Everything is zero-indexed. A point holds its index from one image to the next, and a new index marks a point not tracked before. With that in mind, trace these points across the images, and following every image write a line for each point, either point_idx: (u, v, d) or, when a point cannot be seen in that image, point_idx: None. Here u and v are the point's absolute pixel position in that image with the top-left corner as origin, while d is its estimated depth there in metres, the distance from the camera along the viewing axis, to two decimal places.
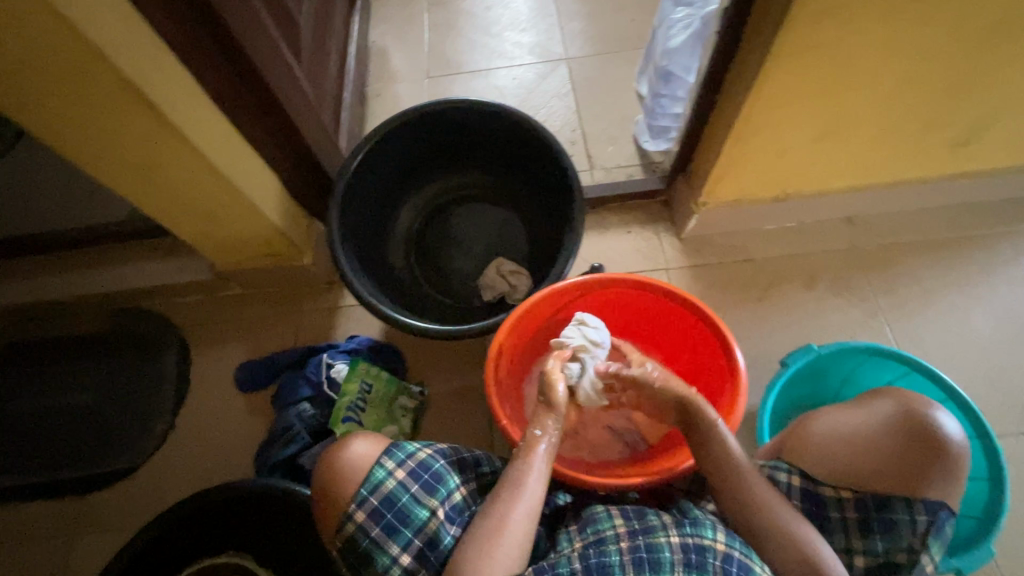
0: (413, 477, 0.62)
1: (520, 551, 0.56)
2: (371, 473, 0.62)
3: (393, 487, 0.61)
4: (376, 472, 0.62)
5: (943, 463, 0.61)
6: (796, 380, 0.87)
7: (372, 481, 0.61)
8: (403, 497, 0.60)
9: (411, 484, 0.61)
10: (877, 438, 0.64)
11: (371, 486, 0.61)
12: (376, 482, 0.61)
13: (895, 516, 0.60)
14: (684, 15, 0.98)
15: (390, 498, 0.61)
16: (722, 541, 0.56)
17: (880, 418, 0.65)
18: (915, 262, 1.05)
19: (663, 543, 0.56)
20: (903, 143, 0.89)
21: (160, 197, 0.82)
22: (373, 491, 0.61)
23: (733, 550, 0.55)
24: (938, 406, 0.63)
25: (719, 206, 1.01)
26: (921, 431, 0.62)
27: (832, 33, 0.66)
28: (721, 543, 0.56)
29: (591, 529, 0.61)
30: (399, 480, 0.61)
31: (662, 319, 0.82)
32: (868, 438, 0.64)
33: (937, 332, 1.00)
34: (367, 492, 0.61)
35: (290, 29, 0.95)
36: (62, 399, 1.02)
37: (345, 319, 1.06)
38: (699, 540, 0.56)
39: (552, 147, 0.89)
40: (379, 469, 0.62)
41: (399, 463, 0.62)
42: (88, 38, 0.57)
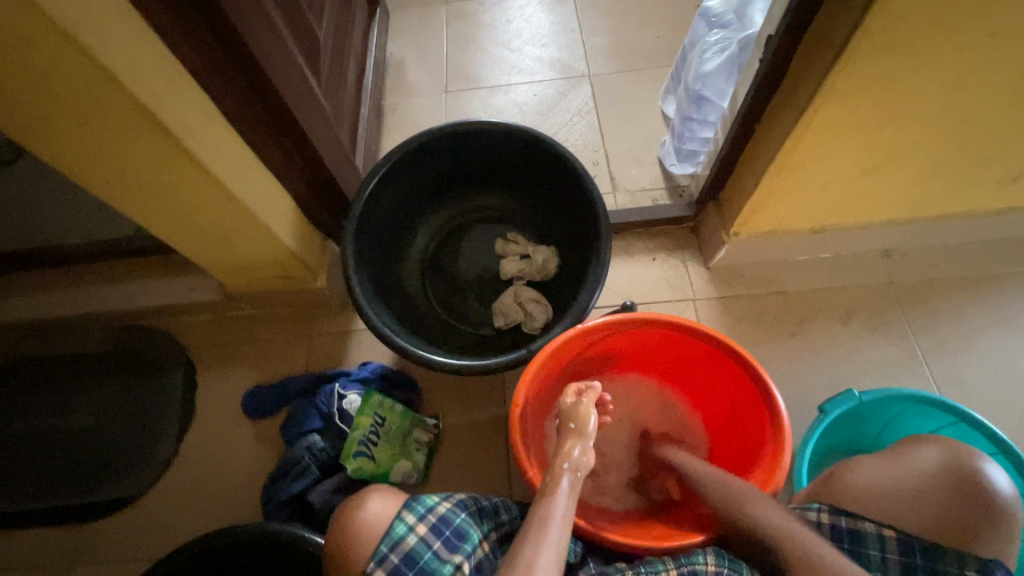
0: (435, 532, 0.57)
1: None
2: (391, 528, 0.57)
3: (415, 543, 0.56)
4: (397, 527, 0.57)
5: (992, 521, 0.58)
6: (833, 425, 0.82)
7: (392, 536, 0.56)
8: (426, 554, 0.56)
9: (433, 540, 0.57)
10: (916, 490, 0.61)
11: (391, 541, 0.56)
12: (396, 538, 0.57)
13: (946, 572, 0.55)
14: (718, 38, 0.95)
15: (411, 556, 0.56)
16: (712, 563, 0.56)
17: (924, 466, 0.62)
18: (956, 298, 1.00)
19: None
20: (952, 177, 0.84)
21: (171, 219, 0.78)
22: (393, 547, 0.56)
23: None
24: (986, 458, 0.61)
25: (752, 237, 0.96)
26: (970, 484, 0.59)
27: (891, 66, 0.62)
28: (712, 566, 0.56)
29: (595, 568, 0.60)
30: (421, 535, 0.57)
31: (698, 362, 0.78)
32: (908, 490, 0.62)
33: (980, 374, 0.95)
34: (387, 549, 0.56)
35: (309, 44, 0.91)
36: (63, 421, 0.99)
37: (358, 344, 1.02)
38: (692, 568, 0.56)
39: (577, 173, 0.85)
40: (399, 523, 0.57)
41: (420, 516, 0.58)
42: (100, 61, 0.53)
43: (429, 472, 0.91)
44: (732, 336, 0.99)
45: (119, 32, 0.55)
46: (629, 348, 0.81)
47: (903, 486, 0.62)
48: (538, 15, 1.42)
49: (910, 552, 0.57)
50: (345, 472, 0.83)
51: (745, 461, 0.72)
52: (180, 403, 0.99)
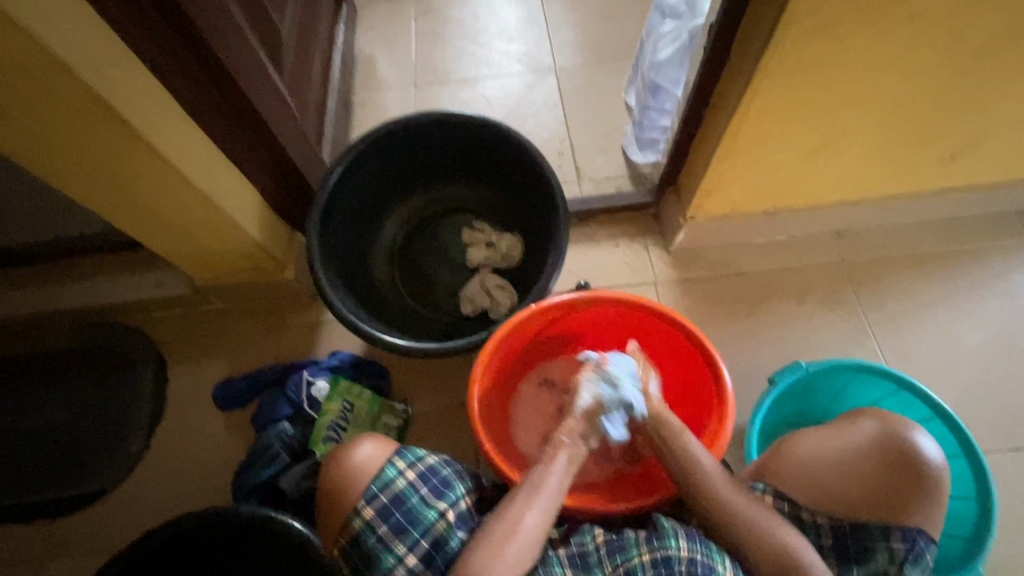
0: (422, 479, 0.62)
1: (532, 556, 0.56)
2: (381, 471, 0.61)
3: (404, 486, 0.61)
4: (386, 471, 0.61)
5: (924, 489, 0.59)
6: (785, 397, 0.87)
7: (382, 479, 0.61)
8: (412, 498, 0.60)
9: (420, 486, 0.61)
10: (852, 468, 0.62)
11: (382, 483, 0.61)
12: (386, 480, 0.61)
13: (873, 549, 0.59)
14: (672, 28, 1.02)
15: (399, 498, 0.60)
16: (687, 549, 0.55)
17: (864, 441, 0.63)
18: (904, 276, 1.05)
19: (636, 563, 0.55)
20: (893, 159, 0.88)
21: (134, 212, 0.79)
22: (383, 488, 0.60)
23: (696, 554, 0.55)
24: (918, 428, 0.62)
25: (709, 220, 1.00)
26: (905, 457, 0.61)
27: (821, 50, 0.65)
28: (685, 551, 0.55)
29: (576, 540, 0.61)
30: (410, 480, 0.61)
31: (652, 339, 0.81)
32: (843, 468, 0.62)
33: (927, 346, 0.99)
34: (377, 490, 0.60)
35: (271, 38, 0.93)
36: (32, 419, 0.99)
37: (328, 335, 1.04)
38: (665, 553, 0.55)
39: (537, 159, 0.88)
40: (389, 467, 0.62)
41: (409, 464, 0.62)
42: (53, 52, 0.54)
43: None
44: (693, 317, 1.03)
45: (71, 24, 0.56)
46: (587, 328, 0.84)
47: (838, 466, 0.63)
48: (505, 10, 1.45)
49: (841, 536, 0.61)
50: (315, 458, 0.86)
51: (696, 431, 0.75)
52: (152, 396, 1.00)
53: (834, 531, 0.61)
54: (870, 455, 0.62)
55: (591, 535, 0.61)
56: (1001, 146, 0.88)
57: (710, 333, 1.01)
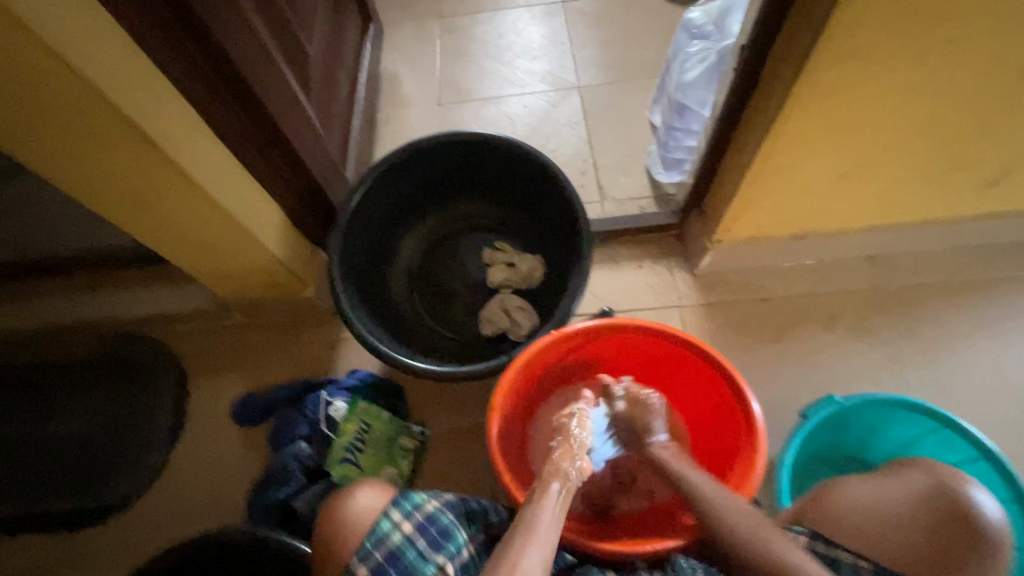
0: (419, 531, 0.59)
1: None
2: (376, 525, 0.59)
3: (399, 541, 0.58)
4: (382, 524, 0.59)
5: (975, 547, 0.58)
6: (817, 432, 0.82)
7: (377, 533, 0.59)
8: (409, 553, 0.58)
9: (417, 539, 0.59)
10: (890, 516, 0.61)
11: (376, 539, 0.59)
12: (381, 535, 0.59)
13: None
14: (699, 49, 1.00)
15: (395, 554, 0.58)
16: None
17: (914, 491, 0.62)
18: (942, 304, 1.00)
19: None
20: (932, 183, 0.84)
21: (161, 230, 0.80)
22: (378, 544, 0.58)
23: None
24: (974, 483, 0.60)
25: (734, 244, 0.97)
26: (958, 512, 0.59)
27: (856, 75, 0.63)
28: None
29: None
30: (405, 534, 0.59)
31: (678, 369, 0.78)
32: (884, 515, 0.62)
33: (965, 380, 0.94)
34: (372, 546, 0.58)
35: (298, 59, 0.94)
36: (55, 430, 1.00)
37: (346, 352, 1.03)
38: None
39: (560, 180, 0.87)
40: (385, 520, 0.59)
41: (405, 514, 0.60)
42: (90, 80, 0.56)
43: (415, 477, 0.92)
44: (716, 343, 1.00)
45: (106, 49, 0.57)
46: (610, 356, 0.82)
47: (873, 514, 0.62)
48: (530, 29, 1.45)
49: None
50: (330, 479, 0.85)
51: (721, 465, 0.72)
52: (171, 410, 1.00)
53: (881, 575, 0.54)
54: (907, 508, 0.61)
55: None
56: None
57: (735, 360, 0.97)
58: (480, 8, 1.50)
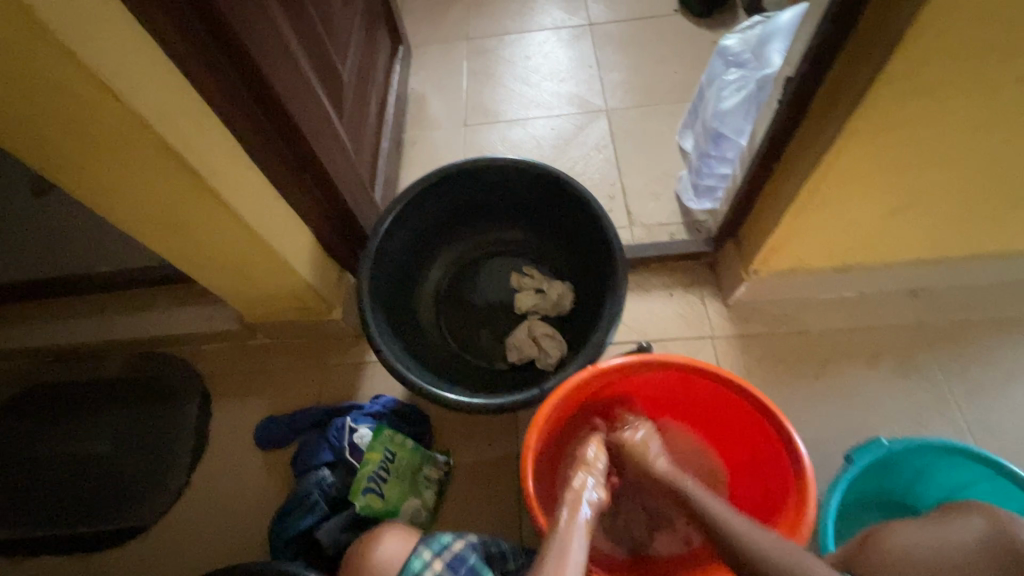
0: (450, 567, 0.63)
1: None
2: (409, 562, 0.64)
3: None
4: (413, 561, 0.64)
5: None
6: (862, 477, 0.78)
7: (409, 571, 0.63)
8: None
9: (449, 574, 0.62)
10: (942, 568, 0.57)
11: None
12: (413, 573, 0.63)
13: None
14: (736, 78, 0.99)
15: None
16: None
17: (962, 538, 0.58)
18: (990, 343, 0.96)
19: None
20: (985, 219, 0.81)
21: (193, 253, 0.80)
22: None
23: None
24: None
25: (771, 275, 0.94)
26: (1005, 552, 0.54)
27: (913, 111, 0.61)
28: None
29: None
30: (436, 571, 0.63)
31: (718, 408, 0.75)
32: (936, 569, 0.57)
33: (1017, 423, 0.90)
34: None
35: (333, 84, 0.94)
36: (78, 448, 1.00)
37: (371, 377, 1.02)
38: None
39: (593, 208, 0.85)
40: (416, 557, 0.64)
41: (435, 552, 0.64)
42: (135, 110, 0.56)
43: (439, 509, 0.90)
44: (751, 377, 0.96)
45: (152, 79, 0.57)
46: (646, 390, 0.79)
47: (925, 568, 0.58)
48: (557, 52, 1.45)
49: None
50: (354, 510, 0.81)
51: (765, 511, 0.69)
52: (194, 432, 1.00)
53: None
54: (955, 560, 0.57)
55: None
56: None
57: (771, 396, 0.94)
58: (508, 30, 1.51)
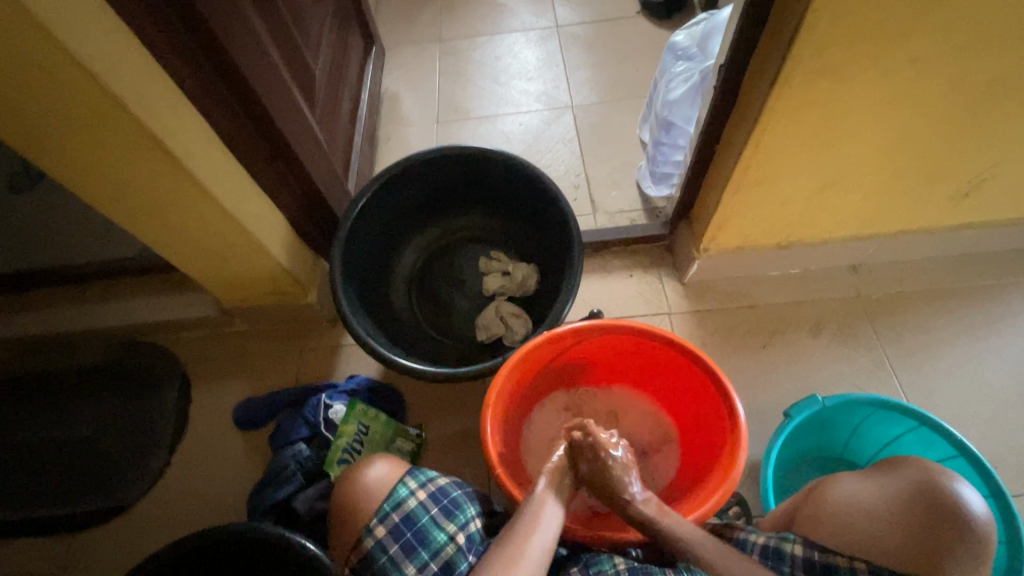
0: (433, 499, 0.62)
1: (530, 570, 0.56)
2: (394, 490, 0.62)
3: (415, 506, 0.61)
4: (400, 490, 0.62)
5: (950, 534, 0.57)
6: (801, 432, 0.86)
7: (395, 497, 0.62)
8: (424, 518, 0.61)
9: (431, 507, 0.62)
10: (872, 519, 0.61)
11: (394, 502, 0.62)
12: (399, 499, 0.62)
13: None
14: (683, 69, 1.07)
15: (411, 517, 0.61)
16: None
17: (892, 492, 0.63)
18: (924, 312, 1.03)
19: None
20: (907, 194, 0.89)
21: (171, 237, 0.84)
22: (395, 507, 0.61)
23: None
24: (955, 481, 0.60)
25: (720, 253, 1.01)
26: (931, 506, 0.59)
27: (825, 91, 0.68)
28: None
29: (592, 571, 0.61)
30: (421, 500, 0.62)
31: (665, 369, 0.81)
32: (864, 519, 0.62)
33: (946, 384, 0.97)
34: (390, 509, 0.61)
35: (305, 78, 0.99)
36: (60, 434, 1.02)
37: (346, 359, 1.06)
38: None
39: (551, 190, 0.91)
40: (402, 487, 0.62)
41: (421, 483, 0.63)
42: (114, 93, 0.60)
43: None
44: (705, 349, 1.03)
45: (129, 64, 0.62)
46: (601, 356, 0.85)
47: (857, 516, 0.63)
48: (525, 52, 1.52)
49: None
50: (329, 478, 0.87)
51: (708, 461, 0.75)
52: (174, 416, 1.02)
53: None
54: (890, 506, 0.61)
55: (610, 563, 0.61)
56: (1013, 184, 0.89)
57: (723, 366, 1.01)
58: (478, 32, 1.57)
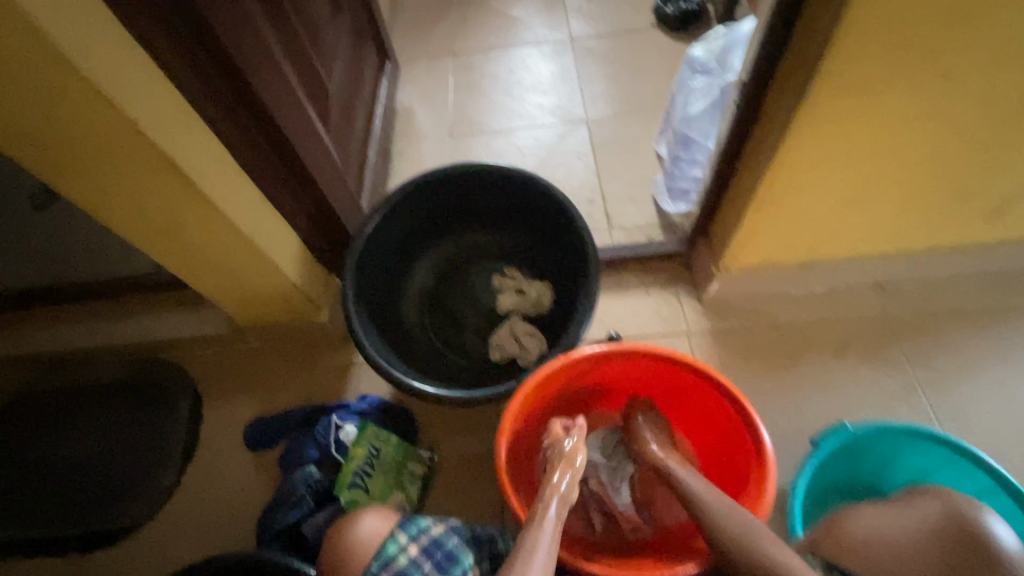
0: (424, 555, 0.60)
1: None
2: (383, 547, 0.61)
3: (405, 564, 0.59)
4: (387, 547, 0.60)
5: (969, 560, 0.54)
6: (829, 460, 0.81)
7: (384, 555, 0.60)
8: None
9: (423, 563, 0.60)
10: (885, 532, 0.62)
11: (383, 561, 0.60)
12: (388, 557, 0.60)
13: None
14: (703, 84, 1.05)
15: None
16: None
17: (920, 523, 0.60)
18: (955, 333, 0.99)
19: None
20: (938, 211, 0.85)
21: (183, 255, 0.84)
22: (385, 566, 0.59)
23: None
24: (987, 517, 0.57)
25: (741, 271, 0.98)
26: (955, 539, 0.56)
27: (854, 107, 0.65)
28: None
29: None
30: (411, 557, 0.60)
31: (687, 395, 0.79)
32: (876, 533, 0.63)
33: (982, 410, 0.93)
34: (379, 567, 0.59)
35: (319, 94, 0.99)
36: (71, 450, 1.02)
37: (358, 377, 1.05)
38: None
39: (566, 208, 0.89)
40: (390, 542, 0.61)
41: (411, 538, 0.61)
42: (128, 115, 0.60)
43: (424, 505, 0.92)
44: (726, 369, 1.00)
45: (142, 85, 0.61)
46: (619, 380, 0.83)
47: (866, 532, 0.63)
48: (539, 65, 1.51)
49: None
50: (339, 504, 0.85)
51: (731, 493, 0.72)
52: (186, 432, 1.02)
53: None
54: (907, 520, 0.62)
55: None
56: None
57: (745, 388, 0.97)
58: (492, 46, 1.57)
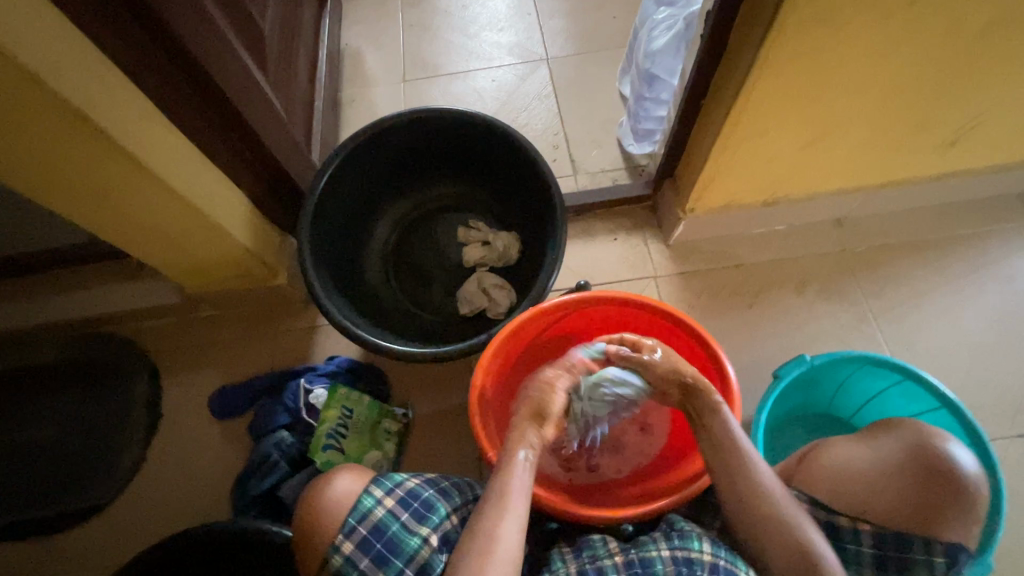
0: (401, 505, 0.61)
1: (513, 568, 0.53)
2: (359, 502, 0.60)
3: (382, 515, 0.60)
4: (364, 501, 0.60)
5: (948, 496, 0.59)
6: (788, 389, 0.86)
7: (360, 509, 0.60)
8: (393, 525, 0.59)
9: (400, 513, 0.60)
10: (873, 501, 0.62)
11: (359, 515, 0.60)
12: (364, 511, 0.60)
13: (913, 559, 0.59)
14: (667, 16, 1.00)
15: (379, 528, 0.59)
16: (709, 552, 0.55)
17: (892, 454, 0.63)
18: (906, 264, 1.03)
19: (654, 556, 0.56)
20: (896, 145, 0.86)
21: (116, 225, 0.76)
22: (361, 520, 0.59)
23: (719, 560, 0.55)
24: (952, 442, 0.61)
25: (706, 213, 0.98)
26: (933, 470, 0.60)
27: (822, 39, 0.63)
28: (708, 555, 0.55)
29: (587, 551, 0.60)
30: (388, 508, 0.60)
31: (654, 338, 0.80)
32: (853, 492, 0.63)
33: (929, 336, 0.98)
34: (355, 522, 0.59)
35: (253, 36, 0.89)
36: (21, 434, 0.97)
37: (323, 340, 1.02)
38: (687, 554, 0.55)
39: (529, 153, 0.85)
40: (367, 497, 0.61)
41: (387, 491, 0.61)
42: (26, 68, 0.52)
43: (401, 461, 0.93)
44: (692, 311, 1.01)
45: (37, 30, 0.53)
46: (589, 327, 0.83)
47: (839, 494, 0.63)
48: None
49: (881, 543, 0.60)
50: (315, 466, 0.84)
51: None
52: (147, 408, 0.98)
53: (877, 539, 0.61)
54: (890, 462, 0.63)
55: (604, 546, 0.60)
56: (1001, 131, 0.87)
57: (711, 328, 1.00)
58: None
